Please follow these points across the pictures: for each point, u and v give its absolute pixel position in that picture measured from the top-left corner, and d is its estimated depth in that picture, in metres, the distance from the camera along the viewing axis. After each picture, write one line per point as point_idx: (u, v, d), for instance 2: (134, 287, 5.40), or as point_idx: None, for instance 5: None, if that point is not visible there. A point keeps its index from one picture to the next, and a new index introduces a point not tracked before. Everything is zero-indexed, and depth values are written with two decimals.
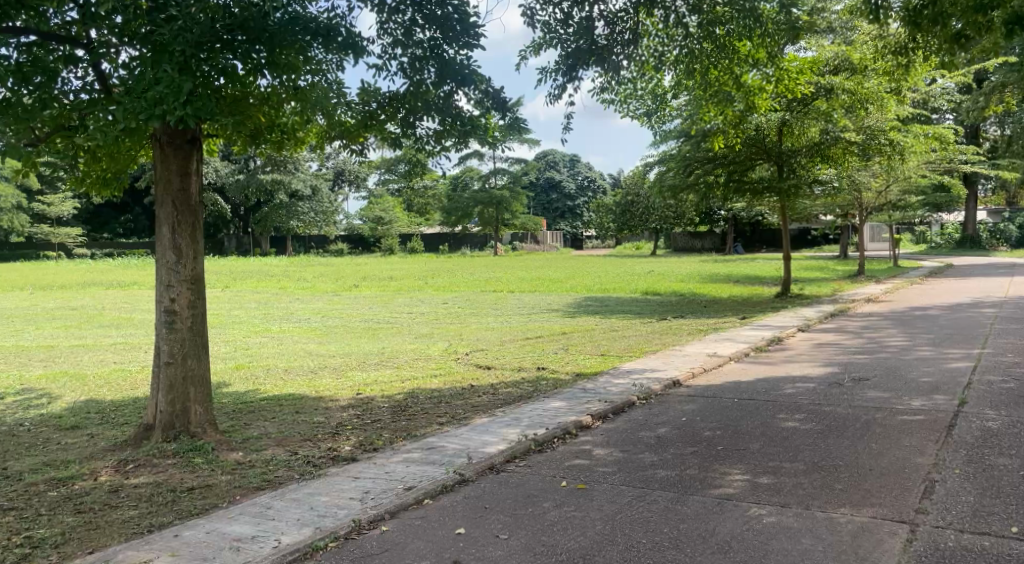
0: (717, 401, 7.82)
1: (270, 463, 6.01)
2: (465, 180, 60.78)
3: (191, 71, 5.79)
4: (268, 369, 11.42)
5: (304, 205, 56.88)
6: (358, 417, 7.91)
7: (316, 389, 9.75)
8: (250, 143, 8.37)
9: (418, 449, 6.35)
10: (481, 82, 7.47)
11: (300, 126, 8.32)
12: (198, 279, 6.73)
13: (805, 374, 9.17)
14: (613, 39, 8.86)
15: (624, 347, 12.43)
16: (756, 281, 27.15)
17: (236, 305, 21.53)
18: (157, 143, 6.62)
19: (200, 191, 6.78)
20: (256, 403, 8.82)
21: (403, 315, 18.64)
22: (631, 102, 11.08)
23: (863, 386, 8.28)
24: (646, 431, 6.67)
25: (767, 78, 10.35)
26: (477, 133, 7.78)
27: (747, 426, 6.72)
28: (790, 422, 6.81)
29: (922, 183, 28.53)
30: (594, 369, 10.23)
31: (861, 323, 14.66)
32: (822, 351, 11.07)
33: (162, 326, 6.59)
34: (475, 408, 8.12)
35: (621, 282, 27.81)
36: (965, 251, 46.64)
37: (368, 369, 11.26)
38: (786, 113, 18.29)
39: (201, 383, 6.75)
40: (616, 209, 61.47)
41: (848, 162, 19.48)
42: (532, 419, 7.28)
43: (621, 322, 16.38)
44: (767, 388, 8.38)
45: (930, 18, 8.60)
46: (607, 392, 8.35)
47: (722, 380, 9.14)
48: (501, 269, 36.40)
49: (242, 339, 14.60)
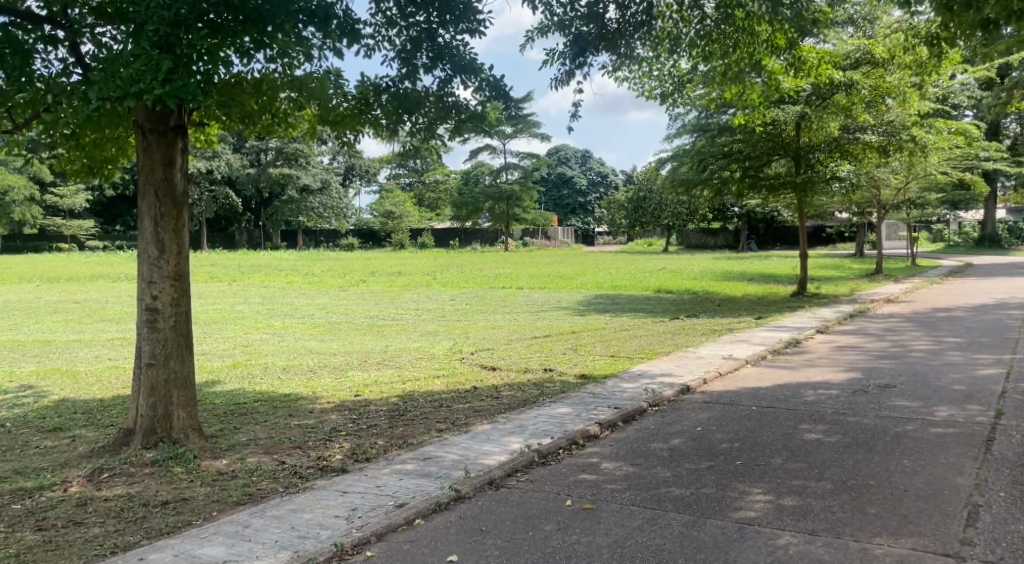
0: (733, 409, 7.36)
1: (253, 474, 5.60)
2: (476, 175, 60.30)
3: (171, 49, 5.42)
4: (266, 367, 11.02)
5: (315, 199, 56.57)
6: (354, 422, 7.50)
7: (313, 390, 9.34)
8: (240, 124, 8.00)
9: (414, 459, 5.93)
10: (480, 71, 7.36)
11: (291, 110, 7.95)
12: (182, 275, 6.35)
13: (826, 380, 8.69)
14: (623, 23, 8.45)
15: (635, 348, 11.97)
16: (771, 280, 26.60)
17: (242, 300, 21.20)
18: (139, 130, 6.23)
19: (184, 180, 6.39)
20: (250, 405, 8.43)
21: (410, 312, 18.27)
22: (647, 80, 10.39)
23: (889, 394, 7.80)
24: (658, 443, 6.22)
25: (789, 60, 9.87)
26: (472, 123, 7.63)
27: (768, 437, 6.26)
28: (813, 433, 6.35)
29: (942, 181, 27.90)
30: (604, 371, 9.78)
31: (882, 325, 14.16)
32: (844, 355, 10.58)
33: (143, 325, 6.19)
34: (477, 414, 7.70)
35: (633, 279, 27.31)
36: (983, 250, 45.87)
37: (369, 369, 10.86)
38: (806, 107, 17.71)
39: (185, 386, 6.36)
40: (628, 205, 60.92)
41: (868, 158, 18.92)
42: (536, 427, 6.85)
43: (632, 321, 15.89)
44: (787, 395, 7.92)
45: (963, 3, 8.04)
46: (617, 397, 7.90)
47: (738, 385, 8.68)
48: (512, 265, 36.00)
49: (243, 336, 14.21)
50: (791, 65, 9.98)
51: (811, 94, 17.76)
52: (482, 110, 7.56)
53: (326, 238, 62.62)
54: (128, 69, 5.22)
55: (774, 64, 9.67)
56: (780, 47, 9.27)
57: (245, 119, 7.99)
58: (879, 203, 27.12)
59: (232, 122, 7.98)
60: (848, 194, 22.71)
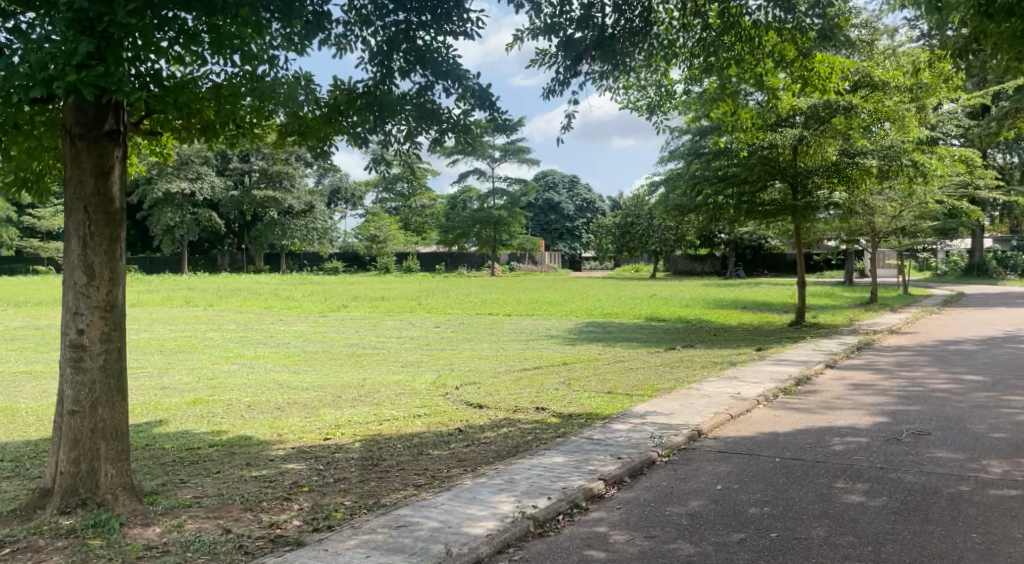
0: (754, 461, 6.45)
1: (189, 548, 4.64)
2: (463, 200, 59.63)
3: (93, 35, 4.55)
4: (230, 404, 10.01)
5: (298, 221, 55.55)
6: (320, 474, 6.53)
7: (278, 432, 8.33)
8: (198, 133, 7.10)
9: (386, 527, 4.97)
10: (464, 78, 6.65)
11: (258, 119, 7.08)
12: (116, 306, 5.40)
13: (851, 426, 7.79)
14: (619, 27, 7.68)
15: (632, 383, 11.03)
16: (766, 308, 25.85)
17: (214, 327, 20.11)
18: (67, 136, 5.30)
19: (122, 195, 5.47)
20: (203, 454, 7.43)
21: (392, 340, 17.27)
22: (633, 89, 9.28)
23: (926, 444, 6.91)
24: (674, 507, 5.31)
25: (798, 80, 8.97)
26: (456, 133, 6.92)
27: (802, 500, 5.37)
28: (853, 495, 5.46)
29: (937, 209, 27.36)
30: (603, 411, 8.82)
31: (893, 359, 13.34)
32: (862, 395, 9.71)
33: (67, 365, 5.25)
34: (461, 464, 6.74)
35: (624, 306, 26.50)
36: (972, 279, 45.36)
37: (344, 406, 9.85)
38: (803, 130, 16.95)
39: (115, 437, 5.39)
40: (615, 231, 60.25)
41: (866, 184, 18.13)
42: (529, 483, 5.89)
43: (625, 352, 14.94)
44: (812, 444, 7.03)
45: (1002, 9, 7.27)
46: (620, 445, 6.96)
47: (753, 430, 7.77)
48: (500, 290, 35.23)
49: (210, 367, 13.19)
50: (799, 81, 9.06)
51: (809, 116, 17.04)
52: (467, 120, 6.84)
53: (310, 263, 61.56)
54: (36, 52, 4.34)
55: (777, 78, 8.74)
56: (788, 57, 8.38)
57: (205, 129, 7.05)
58: (873, 229, 26.43)
59: (192, 129, 7.05)
60: (844, 221, 22.01)
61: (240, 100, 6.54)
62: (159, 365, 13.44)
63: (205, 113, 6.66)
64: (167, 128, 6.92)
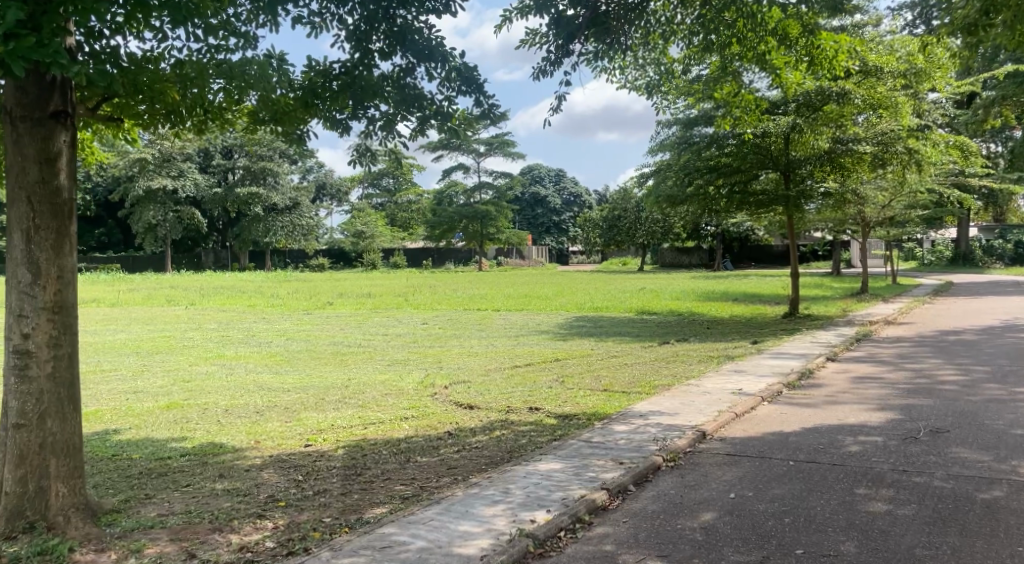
0: (766, 464, 6.01)
1: None
2: (449, 195, 59.03)
3: (24, 1, 4.07)
4: (205, 409, 9.47)
5: (283, 219, 54.84)
6: (298, 486, 6.03)
7: (255, 439, 7.80)
8: (163, 120, 6.56)
9: (368, 549, 4.49)
10: (449, 58, 6.15)
11: (227, 103, 6.51)
12: (66, 306, 4.88)
13: (864, 423, 7.36)
14: (614, 4, 7.12)
15: (628, 380, 10.56)
16: (757, 300, 25.49)
17: (193, 326, 19.51)
18: (6, 114, 4.76)
19: (71, 183, 4.93)
20: (174, 465, 6.92)
21: (378, 338, 16.73)
22: (630, 68, 8.77)
23: (948, 443, 6.49)
24: (686, 521, 4.86)
25: (805, 61, 8.34)
26: (439, 121, 6.46)
27: (824, 509, 4.94)
28: (879, 503, 5.02)
29: (928, 198, 27.06)
30: (601, 411, 8.34)
31: (895, 351, 12.95)
32: (868, 388, 9.30)
33: (10, 373, 4.73)
34: (451, 472, 6.26)
35: (614, 300, 26.08)
36: (959, 268, 45.35)
37: (326, 409, 9.32)
38: (797, 118, 16.34)
39: (67, 453, 4.87)
40: (603, 224, 59.55)
41: (860, 171, 17.67)
42: (527, 493, 5.42)
43: (619, 347, 14.50)
44: (826, 444, 6.59)
45: None
46: (622, 449, 6.49)
47: (761, 429, 7.33)
48: (487, 285, 34.78)
49: (187, 369, 12.64)
50: (806, 65, 8.46)
51: (801, 104, 16.45)
52: (450, 105, 6.37)
53: (295, 259, 60.81)
54: None
55: (782, 57, 8.14)
56: (794, 35, 7.79)
57: (170, 116, 6.47)
58: (863, 219, 26.12)
59: (157, 117, 6.47)
60: (836, 211, 21.67)
61: (208, 83, 6.04)
62: (133, 367, 12.87)
63: (166, 98, 6.10)
64: (130, 116, 6.37)
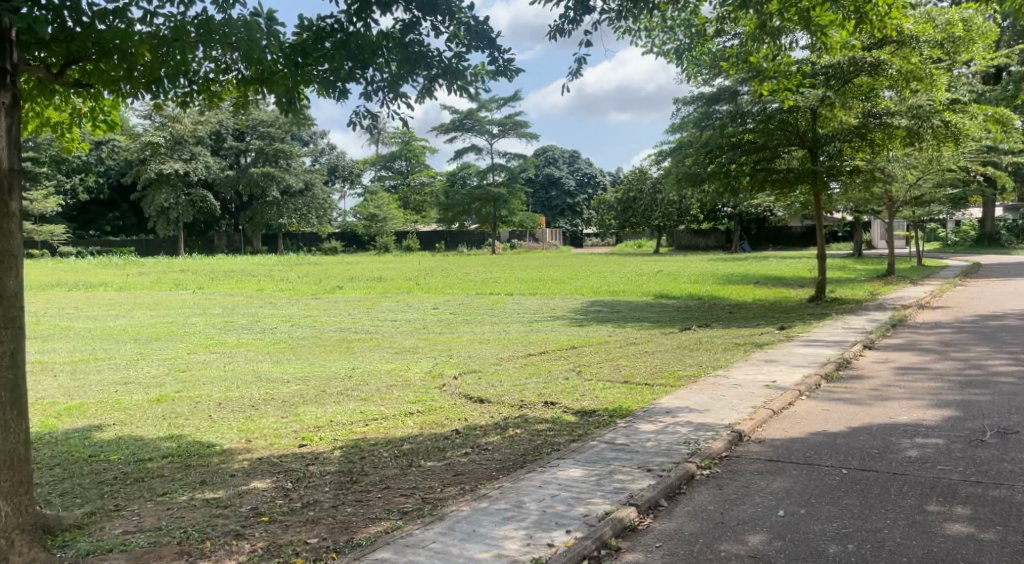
0: (817, 473, 5.28)
1: None
2: (462, 176, 57.93)
3: None
4: (196, 403, 8.80)
5: (295, 202, 54.28)
6: (286, 496, 5.36)
7: (246, 439, 7.13)
8: (142, 95, 5.79)
9: None
10: (458, 12, 5.42)
11: (214, 71, 5.74)
12: (8, 297, 4.21)
13: (918, 422, 6.60)
14: None
15: (651, 370, 9.80)
16: (779, 283, 24.57)
17: (197, 312, 18.80)
18: None
19: (13, 153, 4.24)
20: (155, 469, 6.26)
21: (386, 324, 16.04)
22: (657, 31, 7.97)
23: (1019, 447, 5.73)
24: (729, 548, 4.15)
25: (852, 20, 7.49)
26: (449, 80, 5.77)
27: (893, 532, 4.22)
28: (956, 525, 4.29)
29: (958, 176, 26.03)
30: (623, 406, 7.60)
31: (934, 337, 12.14)
32: (914, 380, 8.53)
33: None
34: (458, 481, 5.55)
35: (631, 283, 25.23)
36: (985, 249, 44.12)
37: (326, 402, 8.64)
38: (826, 91, 15.31)
39: (10, 466, 4.26)
40: (618, 206, 58.57)
41: (891, 148, 16.69)
42: (543, 508, 4.72)
43: (638, 334, 13.76)
44: (881, 447, 5.85)
45: None
46: (650, 453, 5.78)
47: (802, 429, 6.59)
48: (499, 269, 34.01)
49: (184, 358, 11.97)
50: (854, 25, 7.60)
51: (829, 75, 15.44)
52: (458, 61, 5.67)
53: (307, 242, 60.13)
54: None
55: (827, 14, 7.29)
56: None
57: (150, 90, 5.71)
58: (890, 199, 25.13)
59: (138, 93, 5.70)
60: (864, 189, 20.70)
61: (189, 49, 5.19)
62: (129, 356, 12.21)
63: (146, 73, 5.36)
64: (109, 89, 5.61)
